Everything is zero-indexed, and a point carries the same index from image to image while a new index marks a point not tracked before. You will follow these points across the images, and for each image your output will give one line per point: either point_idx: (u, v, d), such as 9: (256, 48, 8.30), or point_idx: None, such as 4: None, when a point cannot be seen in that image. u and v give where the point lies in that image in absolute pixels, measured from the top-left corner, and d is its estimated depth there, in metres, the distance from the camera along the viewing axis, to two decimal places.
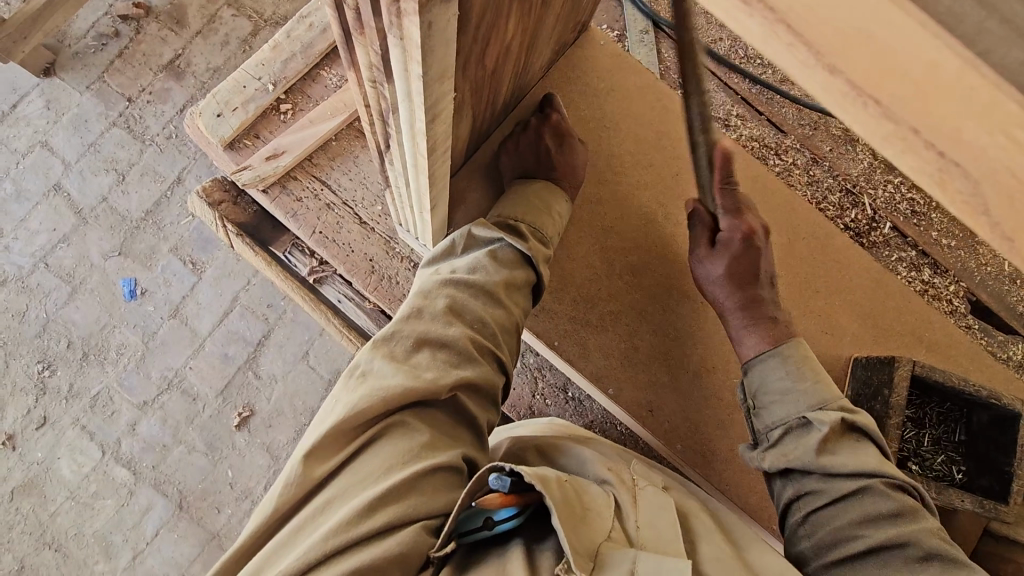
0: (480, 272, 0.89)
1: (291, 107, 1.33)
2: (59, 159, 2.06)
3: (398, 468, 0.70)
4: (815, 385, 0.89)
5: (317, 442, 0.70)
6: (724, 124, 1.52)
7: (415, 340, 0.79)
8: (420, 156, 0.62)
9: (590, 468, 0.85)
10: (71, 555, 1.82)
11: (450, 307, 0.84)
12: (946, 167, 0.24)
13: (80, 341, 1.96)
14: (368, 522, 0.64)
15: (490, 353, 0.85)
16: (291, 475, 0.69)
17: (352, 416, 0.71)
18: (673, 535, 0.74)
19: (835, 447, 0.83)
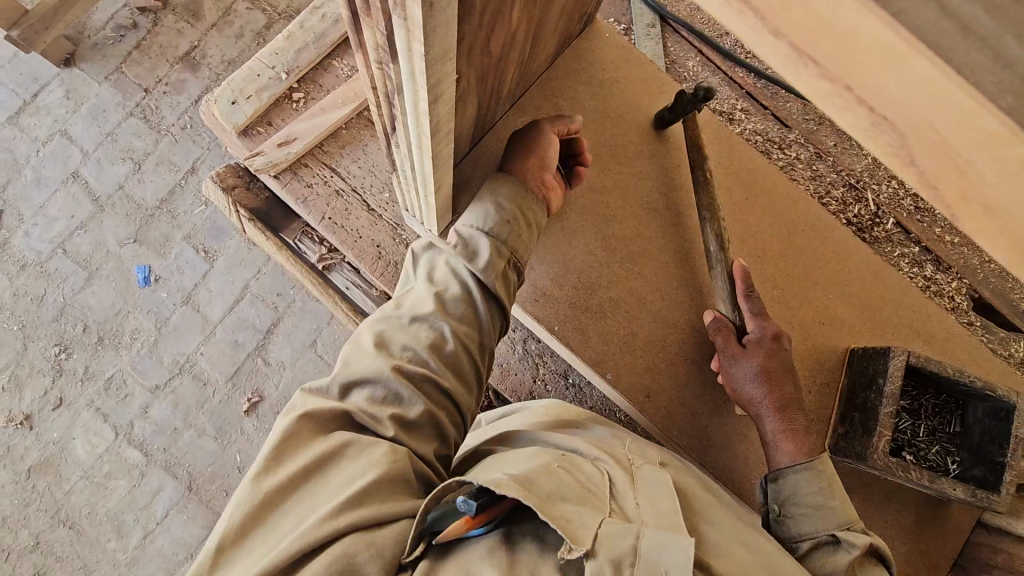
0: (419, 300, 0.87)
1: (303, 96, 1.37)
2: (78, 148, 2.11)
3: (360, 477, 0.71)
4: (842, 505, 0.91)
5: (262, 461, 0.70)
6: (728, 118, 1.54)
7: (347, 372, 0.80)
8: (423, 137, 0.65)
9: (581, 449, 0.86)
10: (84, 532, 1.88)
11: (379, 342, 0.83)
12: (877, 122, 0.28)
13: (96, 325, 2.01)
14: (342, 519, 0.66)
15: (429, 381, 0.81)
16: (241, 497, 0.68)
17: (284, 439, 0.72)
18: (672, 506, 0.74)
19: (863, 571, 0.82)
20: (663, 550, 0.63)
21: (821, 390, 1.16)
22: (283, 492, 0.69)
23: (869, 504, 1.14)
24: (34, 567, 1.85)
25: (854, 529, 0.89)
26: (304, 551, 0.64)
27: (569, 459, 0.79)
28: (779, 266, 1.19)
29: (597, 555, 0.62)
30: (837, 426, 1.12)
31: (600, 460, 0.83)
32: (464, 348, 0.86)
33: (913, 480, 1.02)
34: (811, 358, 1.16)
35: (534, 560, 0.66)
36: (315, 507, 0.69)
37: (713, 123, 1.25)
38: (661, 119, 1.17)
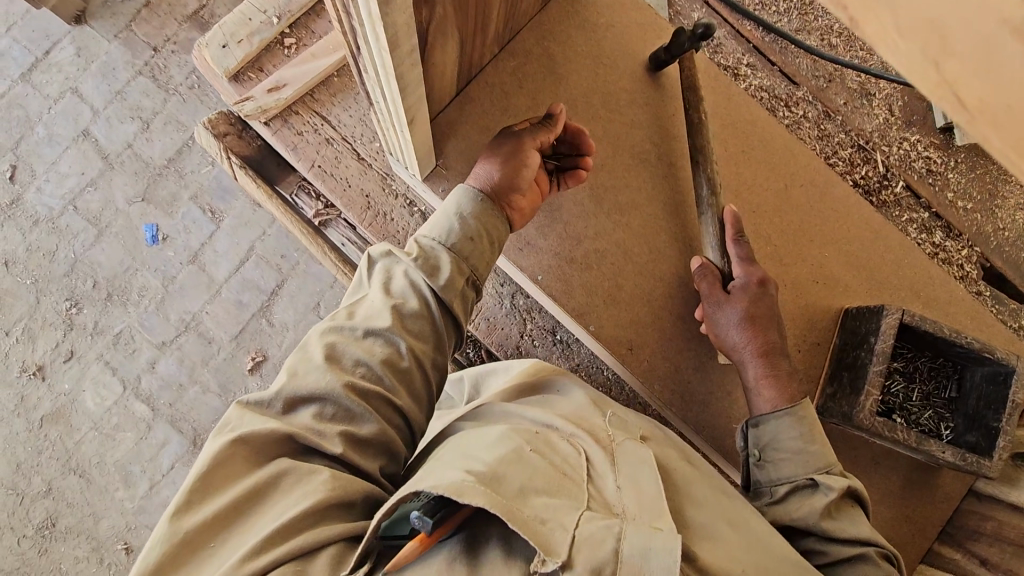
0: (374, 311, 0.84)
1: (295, 42, 1.34)
2: (88, 105, 2.11)
3: (291, 509, 0.69)
4: (822, 449, 0.90)
5: (185, 496, 0.67)
6: (734, 73, 1.48)
7: (292, 388, 0.76)
8: (384, 52, 0.64)
9: (555, 424, 0.83)
10: (94, 481, 1.93)
11: (331, 355, 0.79)
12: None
13: (105, 281, 2.03)
14: (266, 557, 0.65)
15: (382, 397, 0.79)
16: (159, 536, 0.66)
17: (210, 471, 0.69)
18: (655, 486, 0.72)
19: (839, 515, 0.83)
20: (644, 556, 0.61)
21: (811, 350, 1.12)
22: (206, 532, 0.67)
23: (855, 467, 1.11)
24: (46, 513, 1.90)
25: (832, 473, 0.88)
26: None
27: (540, 440, 0.77)
28: (773, 221, 1.15)
29: (574, 566, 0.60)
30: (827, 385, 1.09)
31: (574, 437, 0.80)
32: (418, 363, 0.84)
33: (900, 441, 0.98)
34: (802, 317, 1.13)
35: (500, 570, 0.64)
36: (240, 544, 0.67)
37: (713, 73, 1.20)
38: (658, 61, 1.13)
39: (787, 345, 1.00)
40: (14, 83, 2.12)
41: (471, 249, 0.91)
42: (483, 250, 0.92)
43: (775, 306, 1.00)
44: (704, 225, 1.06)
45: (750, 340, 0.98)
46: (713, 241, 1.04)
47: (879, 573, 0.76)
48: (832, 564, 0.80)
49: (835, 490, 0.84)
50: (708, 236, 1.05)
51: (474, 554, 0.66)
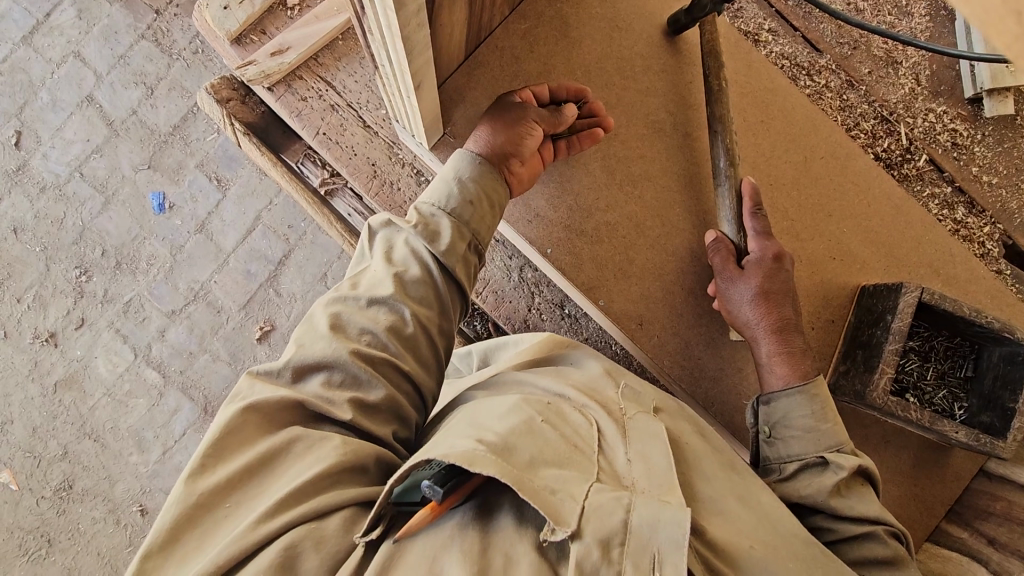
0: (377, 280, 0.83)
1: (298, 3, 1.30)
2: (91, 70, 2.07)
3: (303, 474, 0.68)
4: (833, 427, 0.88)
5: (199, 459, 0.67)
6: (755, 39, 1.42)
7: (301, 356, 0.76)
8: (389, 13, 0.61)
9: (567, 394, 0.82)
10: (108, 446, 1.96)
11: (335, 325, 0.78)
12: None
13: (114, 250, 2.03)
14: (278, 521, 0.64)
15: (390, 364, 0.79)
16: (173, 498, 0.65)
17: (224, 435, 0.68)
18: (665, 461, 0.71)
19: (849, 493, 0.82)
20: (655, 526, 0.60)
21: (825, 327, 1.10)
22: (219, 495, 0.66)
23: (864, 445, 1.10)
24: (64, 475, 1.95)
25: (844, 451, 0.87)
26: (239, 557, 0.62)
27: (552, 411, 0.76)
28: (791, 195, 1.12)
29: (583, 536, 0.59)
30: (840, 363, 1.07)
31: (586, 408, 0.79)
32: (424, 330, 0.83)
33: (912, 421, 0.97)
34: (817, 292, 1.10)
35: (511, 538, 0.64)
36: (254, 508, 0.66)
37: (733, 37, 1.15)
38: (676, 24, 1.08)
39: (801, 320, 0.98)
40: (15, 46, 2.07)
41: (473, 219, 0.90)
42: (483, 213, 0.91)
43: (791, 282, 0.97)
44: (720, 198, 1.03)
45: (763, 318, 0.96)
46: (729, 215, 1.01)
47: (886, 552, 0.75)
48: (838, 542, 0.80)
49: (846, 469, 0.83)
50: (724, 209, 1.02)
51: (485, 524, 0.65)
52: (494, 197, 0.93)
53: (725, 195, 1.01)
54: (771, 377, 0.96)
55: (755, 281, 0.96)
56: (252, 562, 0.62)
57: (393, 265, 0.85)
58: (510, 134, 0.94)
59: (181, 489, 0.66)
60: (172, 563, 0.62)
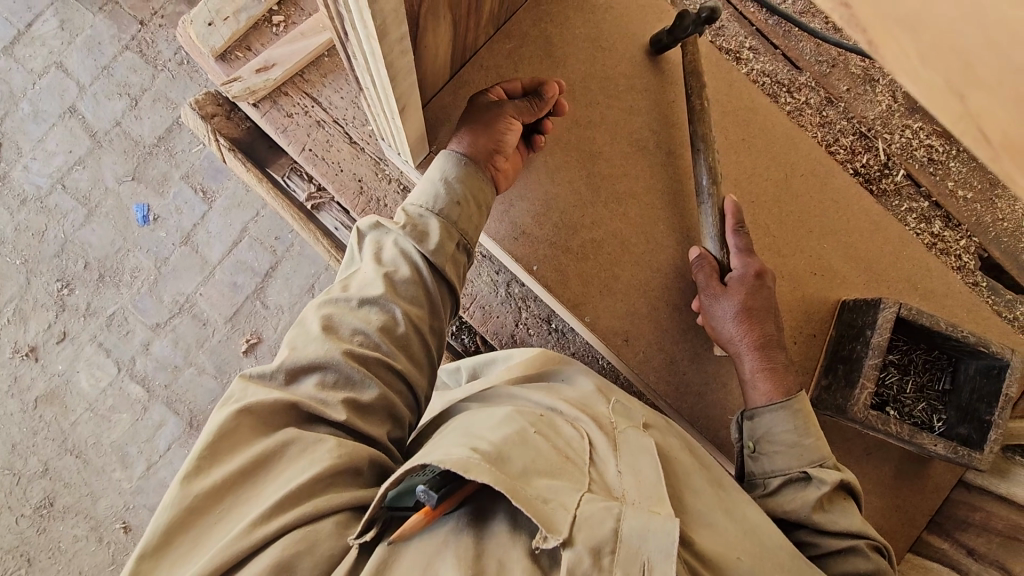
0: (367, 280, 0.83)
1: (283, 20, 1.31)
2: (74, 81, 2.05)
3: (298, 477, 0.67)
4: (815, 442, 0.90)
5: (193, 461, 0.66)
6: (736, 57, 1.45)
7: (293, 358, 0.75)
8: (372, 41, 0.61)
9: (561, 409, 0.83)
10: (90, 462, 1.93)
11: (328, 326, 0.78)
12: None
13: (96, 262, 2.00)
14: (275, 525, 0.63)
15: (382, 363, 0.78)
16: (168, 500, 0.64)
17: (218, 437, 0.68)
18: (655, 475, 0.71)
19: (832, 508, 0.83)
20: (645, 537, 0.60)
21: (807, 342, 1.12)
22: (214, 497, 0.65)
23: (847, 457, 1.12)
24: (44, 492, 1.91)
25: (826, 466, 0.88)
26: (236, 560, 0.61)
27: (545, 424, 0.76)
28: (772, 212, 1.14)
29: (575, 543, 0.59)
30: (821, 377, 1.09)
31: (579, 422, 0.80)
32: (416, 328, 0.83)
33: (892, 434, 0.99)
34: (798, 307, 1.12)
35: (504, 544, 0.64)
36: (249, 511, 0.65)
37: (713, 57, 1.17)
38: (658, 43, 1.10)
39: (783, 336, 0.99)
40: None
41: (460, 220, 0.90)
42: (470, 214, 0.91)
43: (773, 298, 0.99)
44: (702, 215, 1.04)
45: (746, 334, 0.97)
46: (711, 233, 1.02)
47: (869, 566, 0.76)
48: (823, 556, 0.80)
49: (829, 483, 0.84)
50: (707, 227, 1.03)
51: (479, 529, 0.65)
52: (479, 201, 0.93)
53: (708, 212, 1.03)
54: (755, 395, 0.97)
55: (737, 297, 0.97)
56: (248, 564, 0.61)
57: (383, 265, 0.84)
58: (491, 131, 0.95)
59: (175, 491, 0.65)
60: (166, 565, 0.62)
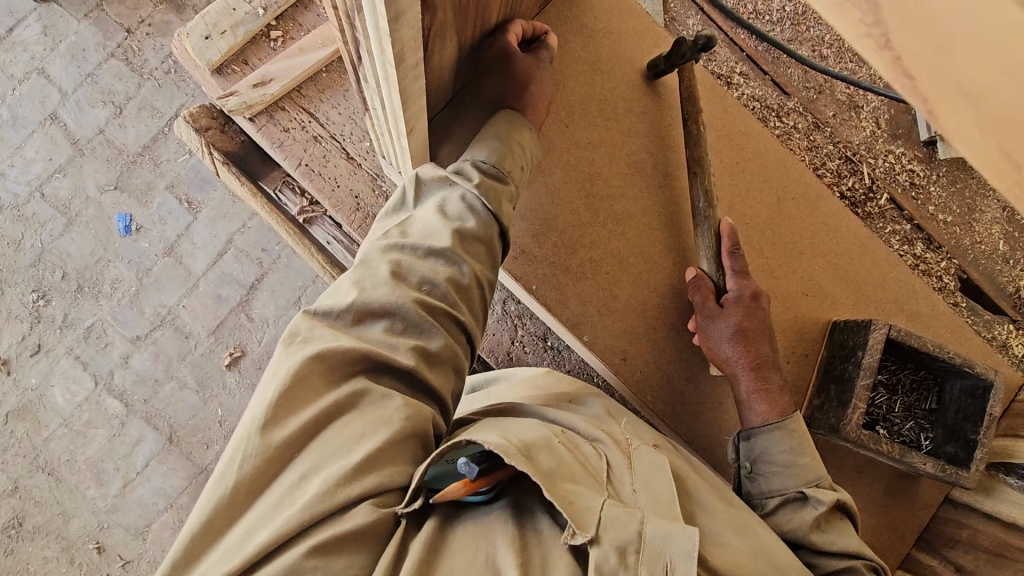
0: (430, 232, 0.82)
1: (282, 34, 1.31)
2: (56, 87, 2.01)
3: (372, 436, 0.66)
4: (811, 462, 0.91)
5: (270, 408, 0.64)
6: (727, 81, 1.49)
7: (364, 301, 0.74)
8: (387, 67, 0.62)
9: (577, 427, 0.83)
10: (63, 479, 1.87)
11: (395, 273, 0.77)
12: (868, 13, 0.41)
13: (75, 273, 1.95)
14: (357, 488, 0.62)
15: (448, 316, 0.78)
16: (247, 447, 0.62)
17: (294, 384, 0.65)
18: (669, 492, 0.71)
19: (829, 528, 0.84)
20: (667, 538, 0.60)
21: (799, 362, 1.14)
22: (293, 447, 0.64)
23: (838, 474, 1.14)
24: (12, 511, 1.84)
25: (822, 486, 0.89)
26: (320, 520, 0.60)
27: (566, 436, 0.77)
28: (765, 233, 1.16)
29: (602, 542, 0.59)
30: (814, 397, 1.11)
31: (596, 442, 0.80)
32: (477, 283, 0.83)
33: (883, 453, 1.00)
34: (791, 327, 1.14)
35: (544, 541, 0.63)
36: (328, 466, 0.63)
37: (708, 83, 1.21)
38: (655, 68, 1.13)
39: (777, 356, 1.01)
40: None
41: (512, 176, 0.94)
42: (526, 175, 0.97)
43: (768, 320, 1.01)
44: (699, 237, 1.06)
45: (742, 355, 0.99)
46: (708, 254, 1.04)
47: None
48: None
49: (825, 503, 0.85)
50: (704, 248, 1.05)
51: (519, 519, 0.65)
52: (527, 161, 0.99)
53: (706, 233, 1.04)
54: (751, 416, 0.99)
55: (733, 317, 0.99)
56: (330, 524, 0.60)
57: (445, 217, 0.84)
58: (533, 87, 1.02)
59: (253, 438, 0.63)
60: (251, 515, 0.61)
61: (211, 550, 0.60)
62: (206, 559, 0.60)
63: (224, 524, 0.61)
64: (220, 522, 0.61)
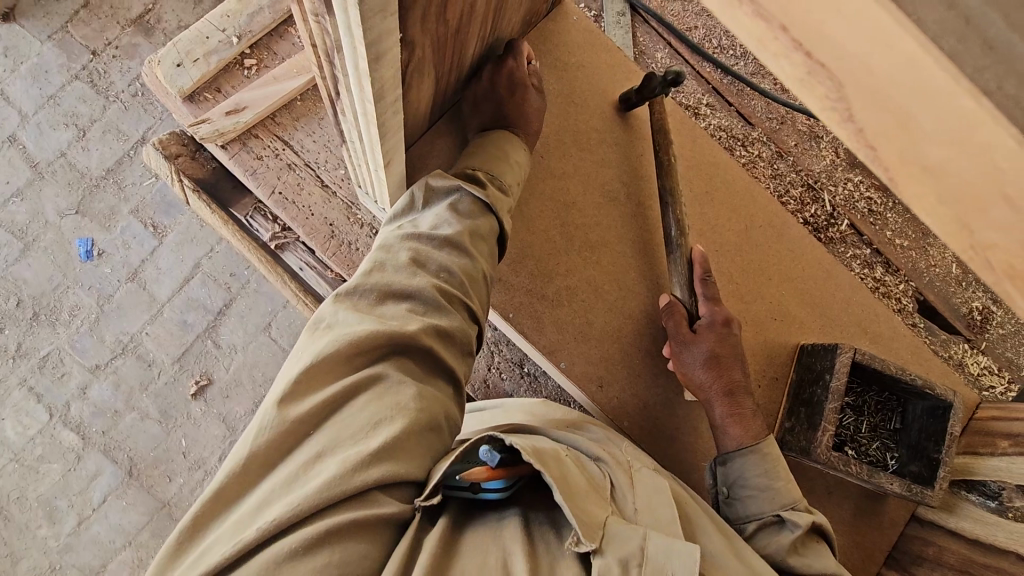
0: (443, 223, 0.89)
1: (255, 63, 1.31)
2: (15, 109, 1.94)
3: (387, 423, 0.68)
4: (785, 485, 0.92)
5: (290, 385, 0.68)
6: (694, 112, 1.54)
7: (386, 284, 0.80)
8: (366, 103, 0.62)
9: (580, 447, 0.84)
10: (12, 519, 1.76)
11: (416, 259, 0.84)
12: (821, 76, 0.23)
13: (31, 300, 1.88)
14: (375, 473, 0.63)
15: (462, 303, 0.84)
16: (264, 420, 0.66)
17: (316, 362, 0.70)
18: (670, 513, 0.73)
19: (806, 551, 0.84)
20: (668, 555, 0.63)
21: (770, 385, 1.17)
22: (307, 423, 0.67)
23: (810, 495, 1.17)
24: None
25: (799, 509, 0.90)
26: (332, 501, 0.61)
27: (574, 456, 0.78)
28: (734, 261, 1.20)
29: (604, 552, 0.62)
30: (785, 419, 1.13)
31: (600, 463, 0.81)
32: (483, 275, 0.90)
33: (853, 474, 1.03)
34: (761, 351, 1.17)
35: (553, 552, 0.65)
36: (342, 450, 0.65)
37: (676, 116, 1.25)
38: (628, 102, 1.16)
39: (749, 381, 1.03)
40: None
41: (489, 185, 0.96)
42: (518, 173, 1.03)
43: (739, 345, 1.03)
44: (671, 264, 1.08)
45: (715, 380, 1.00)
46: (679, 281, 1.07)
47: None
48: None
49: (801, 526, 0.86)
50: (675, 275, 1.08)
51: (528, 526, 0.68)
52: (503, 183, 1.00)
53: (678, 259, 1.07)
54: (726, 442, 1.00)
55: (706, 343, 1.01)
56: (344, 507, 0.61)
57: (455, 213, 0.91)
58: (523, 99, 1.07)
59: (271, 413, 0.67)
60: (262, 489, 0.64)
61: (225, 514, 0.64)
62: (220, 523, 0.64)
63: (236, 493, 0.65)
64: (235, 488, 0.65)
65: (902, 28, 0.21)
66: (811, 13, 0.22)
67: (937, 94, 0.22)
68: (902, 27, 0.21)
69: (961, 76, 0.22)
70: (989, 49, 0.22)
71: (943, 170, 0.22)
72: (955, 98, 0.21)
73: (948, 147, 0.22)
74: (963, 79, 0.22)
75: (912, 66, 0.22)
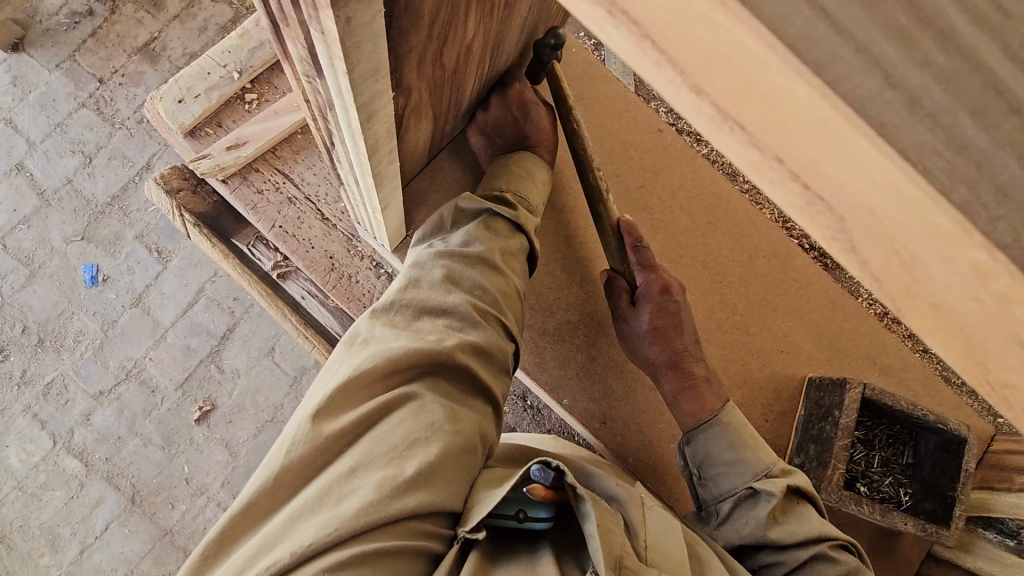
0: (473, 240, 0.90)
1: (256, 97, 1.31)
2: (23, 137, 1.96)
3: (422, 443, 0.66)
4: (755, 453, 0.88)
5: (325, 401, 0.68)
6: (696, 138, 1.54)
7: (420, 301, 0.80)
8: (361, 157, 0.61)
9: (596, 483, 0.81)
10: (15, 548, 1.75)
11: (449, 276, 0.84)
12: (822, 210, 0.20)
13: (36, 326, 1.88)
14: (410, 500, 0.62)
15: (497, 320, 0.85)
16: (300, 432, 0.66)
17: (352, 378, 0.70)
18: (683, 553, 0.72)
19: (785, 518, 0.83)
20: None
21: (778, 419, 1.15)
22: (341, 441, 0.66)
23: None
24: None
25: (772, 475, 0.87)
26: (368, 526, 0.59)
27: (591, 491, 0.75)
28: (738, 292, 1.18)
29: None
30: (794, 454, 1.10)
31: (614, 499, 0.78)
32: (514, 294, 0.91)
33: (865, 513, 0.99)
34: (767, 386, 1.16)
35: None
36: (375, 471, 0.64)
37: (678, 146, 1.24)
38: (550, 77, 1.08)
39: (700, 352, 0.99)
40: None
41: (518, 206, 0.98)
42: (533, 186, 1.03)
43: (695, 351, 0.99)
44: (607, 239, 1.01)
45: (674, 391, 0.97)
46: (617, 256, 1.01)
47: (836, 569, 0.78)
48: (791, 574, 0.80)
49: (776, 496, 0.82)
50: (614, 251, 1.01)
51: (558, 560, 0.66)
52: (531, 204, 1.01)
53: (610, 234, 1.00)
54: (686, 421, 0.96)
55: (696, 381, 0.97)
56: (381, 532, 0.60)
57: (487, 231, 0.93)
58: (531, 116, 1.06)
59: (306, 427, 0.66)
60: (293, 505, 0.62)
61: (254, 530, 0.63)
62: (250, 536, 0.63)
63: (266, 507, 0.64)
64: (265, 504, 0.64)
65: (905, 175, 0.20)
66: (812, 144, 0.20)
67: (945, 242, 0.20)
68: (896, 164, 0.20)
69: (969, 230, 0.20)
70: (1004, 196, 0.21)
71: (956, 315, 0.20)
72: (968, 250, 0.20)
73: (964, 293, 0.20)
74: (977, 231, 0.20)
75: (914, 214, 0.20)
